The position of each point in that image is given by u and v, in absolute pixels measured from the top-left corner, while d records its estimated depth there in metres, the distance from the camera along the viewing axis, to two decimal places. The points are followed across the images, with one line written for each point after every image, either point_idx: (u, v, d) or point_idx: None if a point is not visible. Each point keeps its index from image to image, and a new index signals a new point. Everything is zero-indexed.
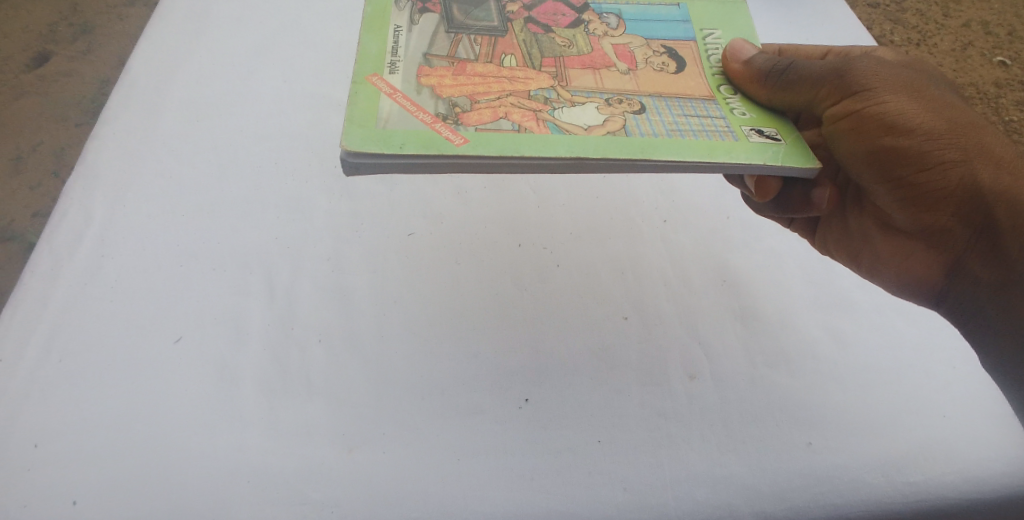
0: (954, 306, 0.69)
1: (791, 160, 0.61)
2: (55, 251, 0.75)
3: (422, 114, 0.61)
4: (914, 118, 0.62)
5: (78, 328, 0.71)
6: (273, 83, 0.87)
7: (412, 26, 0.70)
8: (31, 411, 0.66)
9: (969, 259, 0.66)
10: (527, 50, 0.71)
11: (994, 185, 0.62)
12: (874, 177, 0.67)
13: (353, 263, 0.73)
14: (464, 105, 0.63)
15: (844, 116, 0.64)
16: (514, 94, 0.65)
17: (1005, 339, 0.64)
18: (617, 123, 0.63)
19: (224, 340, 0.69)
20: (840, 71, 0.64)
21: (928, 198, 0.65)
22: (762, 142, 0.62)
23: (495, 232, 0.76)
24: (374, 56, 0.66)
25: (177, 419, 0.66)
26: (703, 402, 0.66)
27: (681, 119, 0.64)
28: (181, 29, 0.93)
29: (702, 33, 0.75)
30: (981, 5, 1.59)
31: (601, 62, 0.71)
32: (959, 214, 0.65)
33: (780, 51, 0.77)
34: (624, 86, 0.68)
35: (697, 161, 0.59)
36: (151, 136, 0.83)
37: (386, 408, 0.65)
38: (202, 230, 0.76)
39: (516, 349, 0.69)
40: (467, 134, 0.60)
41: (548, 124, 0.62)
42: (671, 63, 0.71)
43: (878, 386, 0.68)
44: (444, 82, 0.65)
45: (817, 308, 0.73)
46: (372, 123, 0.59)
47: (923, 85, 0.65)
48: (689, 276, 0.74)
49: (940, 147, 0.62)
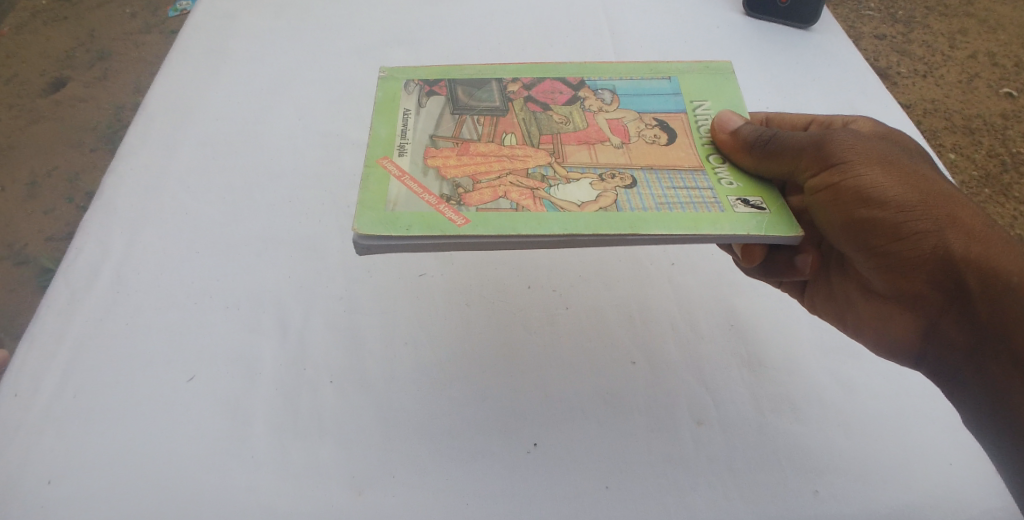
0: (940, 376, 0.66)
1: (777, 231, 0.62)
2: (71, 285, 0.77)
3: (427, 196, 0.63)
4: (890, 190, 0.61)
5: (92, 364, 0.72)
6: (288, 120, 0.89)
7: (420, 109, 0.72)
8: (45, 448, 0.67)
9: (951, 329, 0.64)
10: (526, 127, 0.72)
11: (972, 257, 0.60)
12: (854, 246, 0.65)
13: (365, 306, 0.75)
14: (467, 186, 0.65)
15: (823, 187, 0.64)
16: (513, 173, 0.67)
17: (994, 414, 0.61)
18: (609, 199, 0.64)
19: (236, 379, 0.70)
20: (818, 143, 0.64)
21: (907, 269, 0.63)
22: (747, 212, 0.64)
23: (506, 274, 0.78)
24: (384, 139, 0.69)
25: (188, 458, 0.66)
26: (710, 449, 0.67)
27: (671, 192, 0.65)
28: (199, 65, 0.95)
29: (692, 106, 0.75)
30: (987, 36, 1.61)
31: (596, 137, 0.71)
32: (938, 285, 0.62)
33: (767, 121, 0.77)
34: (617, 160, 0.69)
35: (682, 234, 0.61)
36: (168, 171, 0.85)
37: (395, 451, 0.66)
38: (216, 267, 0.77)
39: (525, 389, 0.70)
40: (469, 214, 0.62)
41: (545, 202, 0.64)
42: (663, 135, 0.72)
43: (886, 433, 0.68)
44: (448, 162, 0.67)
45: (823, 353, 0.73)
46: (381, 206, 0.63)
47: (902, 157, 0.63)
48: (696, 321, 0.75)
49: (916, 219, 0.61)
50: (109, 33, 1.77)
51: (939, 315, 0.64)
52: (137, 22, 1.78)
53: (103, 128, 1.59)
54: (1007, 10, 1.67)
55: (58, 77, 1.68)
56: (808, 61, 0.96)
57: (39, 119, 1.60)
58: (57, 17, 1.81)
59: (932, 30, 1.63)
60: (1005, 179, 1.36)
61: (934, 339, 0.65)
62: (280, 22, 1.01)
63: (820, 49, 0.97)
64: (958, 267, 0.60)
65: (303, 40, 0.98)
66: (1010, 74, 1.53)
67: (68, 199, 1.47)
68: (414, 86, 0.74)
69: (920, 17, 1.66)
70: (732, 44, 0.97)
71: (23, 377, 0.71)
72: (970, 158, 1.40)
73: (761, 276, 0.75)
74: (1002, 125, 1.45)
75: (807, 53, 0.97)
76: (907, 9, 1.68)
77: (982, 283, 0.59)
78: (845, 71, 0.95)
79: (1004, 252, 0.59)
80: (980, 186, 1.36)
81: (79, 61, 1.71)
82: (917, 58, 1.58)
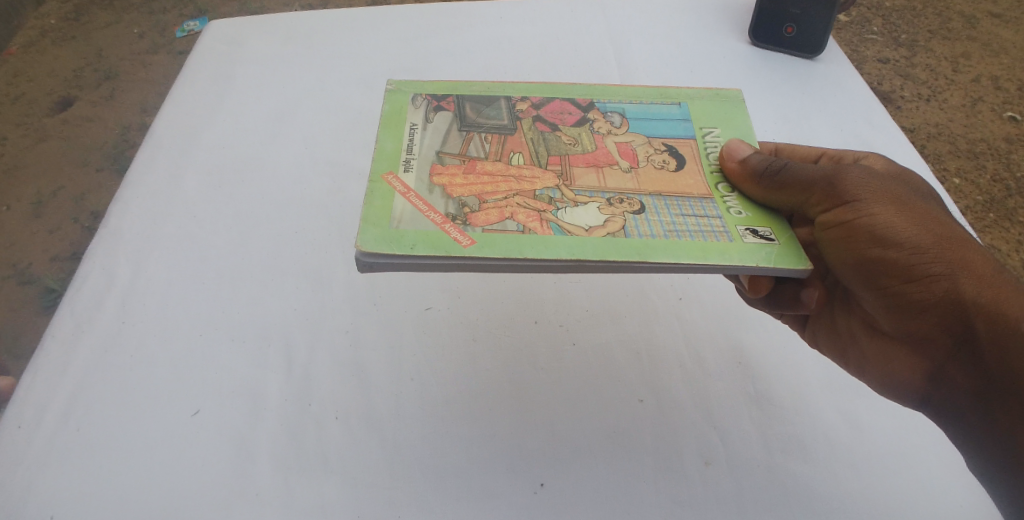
0: (944, 415, 0.68)
1: (786, 262, 0.61)
2: (77, 315, 0.77)
3: (433, 215, 0.64)
4: (902, 231, 0.63)
5: (95, 396, 0.71)
6: (295, 149, 0.89)
7: (426, 124, 0.73)
8: (47, 483, 0.67)
9: (955, 370, 0.66)
10: (533, 148, 0.73)
11: (983, 303, 0.61)
12: (863, 283, 0.67)
13: (372, 340, 0.75)
14: (473, 205, 0.65)
15: (835, 223, 0.65)
16: (520, 194, 0.67)
17: (995, 447, 0.63)
18: (617, 224, 0.64)
19: (241, 413, 0.70)
20: (831, 179, 0.64)
21: (915, 309, 0.65)
22: (756, 243, 0.63)
23: (512, 311, 0.78)
24: (389, 153, 0.69)
25: (192, 494, 0.66)
26: (718, 490, 0.66)
27: (680, 220, 0.65)
28: (206, 93, 0.96)
29: (701, 132, 0.76)
30: (990, 61, 1.61)
31: (605, 160, 0.72)
32: (946, 328, 0.64)
33: (777, 151, 0.79)
34: (625, 185, 0.69)
35: (692, 262, 0.61)
36: (174, 199, 0.85)
37: (400, 490, 0.66)
38: (221, 298, 0.77)
39: (531, 429, 0.70)
40: (474, 234, 0.62)
41: (552, 225, 0.64)
42: (671, 160, 0.72)
43: (895, 474, 0.68)
44: (455, 181, 0.68)
45: (832, 390, 0.73)
46: (385, 223, 0.63)
47: (914, 197, 0.65)
48: (703, 358, 0.75)
49: (928, 261, 0.62)
50: (117, 53, 1.78)
51: (945, 355, 0.66)
52: (145, 42, 1.79)
53: (110, 148, 1.59)
54: (1010, 34, 1.67)
55: (65, 97, 1.69)
56: (815, 91, 0.96)
57: (45, 138, 1.61)
58: (66, 37, 1.82)
59: (935, 54, 1.63)
60: (1010, 204, 1.36)
61: (938, 379, 0.68)
62: (287, 48, 1.01)
63: (826, 80, 0.97)
64: (968, 312, 0.62)
65: (310, 68, 0.98)
66: (1013, 98, 1.54)
67: (74, 219, 1.48)
68: (421, 100, 0.75)
69: (923, 40, 1.67)
70: (738, 74, 0.97)
71: (27, 408, 0.71)
72: (975, 183, 1.40)
73: (763, 306, 0.75)
74: (1005, 149, 1.45)
75: (814, 83, 0.97)
76: (910, 32, 1.69)
77: (990, 329, 0.61)
78: (852, 103, 0.95)
79: (1015, 299, 0.61)
80: (984, 211, 1.36)
81: (87, 81, 1.72)
82: (920, 82, 1.58)
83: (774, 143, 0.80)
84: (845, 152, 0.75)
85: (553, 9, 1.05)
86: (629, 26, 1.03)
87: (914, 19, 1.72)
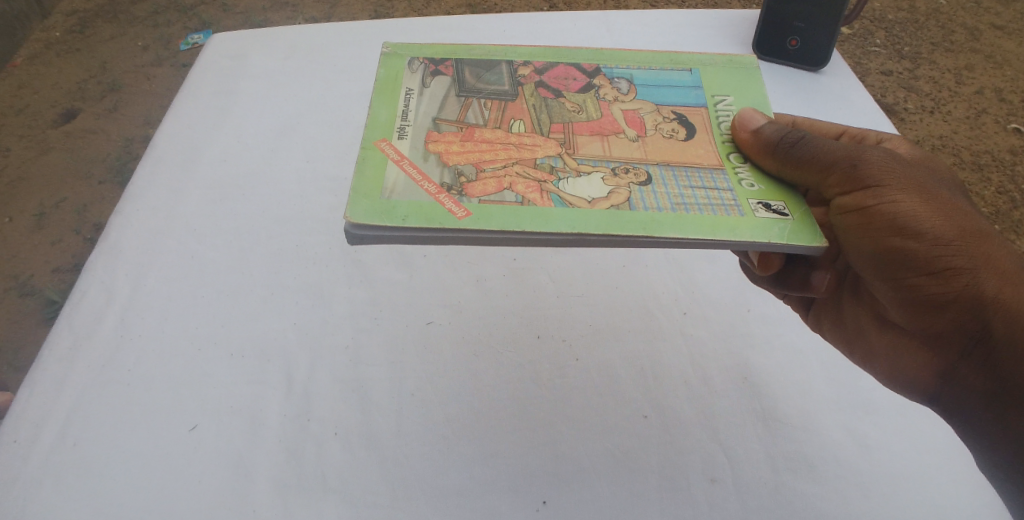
0: (952, 414, 0.66)
1: (798, 238, 0.60)
2: (76, 329, 0.76)
3: (427, 184, 0.63)
4: (925, 220, 0.60)
5: (93, 411, 0.70)
6: (296, 163, 0.89)
7: (423, 89, 0.73)
8: (43, 501, 0.66)
9: (967, 370, 0.64)
10: (536, 114, 0.73)
11: (1002, 301, 0.60)
12: (876, 273, 0.65)
13: (373, 356, 0.74)
14: (470, 175, 0.65)
15: (855, 208, 0.63)
16: (520, 163, 0.67)
17: (1003, 449, 0.62)
18: (621, 196, 0.63)
19: (240, 431, 0.69)
20: (854, 160, 0.62)
21: (931, 303, 0.63)
22: (769, 218, 0.62)
23: (517, 325, 0.77)
24: (384, 121, 0.69)
25: (189, 513, 0.65)
26: (723, 510, 0.65)
27: (688, 192, 0.64)
28: (208, 106, 0.95)
29: (713, 101, 0.74)
30: (992, 73, 1.61)
31: (610, 128, 0.71)
32: (963, 325, 0.62)
33: (795, 123, 0.77)
34: (632, 154, 0.68)
35: (699, 238, 0.60)
36: (174, 213, 0.84)
37: (400, 509, 0.65)
38: (220, 314, 0.76)
39: (534, 446, 0.69)
40: (470, 206, 0.62)
41: (552, 196, 0.63)
42: (681, 130, 0.71)
43: (904, 495, 0.66)
44: (451, 148, 0.67)
45: (839, 409, 0.71)
46: (377, 194, 0.62)
47: (937, 187, 0.62)
48: (709, 376, 0.74)
49: (950, 254, 0.60)
50: (121, 65, 1.78)
51: (958, 354, 0.64)
52: (148, 55, 1.80)
53: (112, 160, 1.59)
54: (1012, 46, 1.67)
55: (69, 109, 1.69)
56: (819, 105, 0.95)
57: (49, 150, 1.61)
58: (70, 50, 1.83)
59: (938, 66, 1.63)
60: (1015, 217, 1.35)
61: (949, 377, 0.66)
62: (289, 61, 1.00)
63: (830, 93, 0.97)
64: (987, 310, 0.60)
65: (312, 81, 0.98)
66: (1017, 110, 1.53)
67: (75, 231, 1.48)
68: (419, 64, 0.75)
69: (926, 52, 1.66)
70: None
71: (23, 423, 0.70)
72: (980, 195, 1.39)
73: (769, 285, 0.76)
74: (1010, 161, 1.44)
75: (818, 97, 0.96)
76: (913, 44, 1.68)
77: (1009, 328, 0.60)
78: (857, 116, 0.94)
79: None
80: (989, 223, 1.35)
81: (91, 93, 1.72)
82: (924, 94, 1.57)
83: (794, 115, 0.78)
84: (867, 133, 0.74)
85: (556, 23, 1.05)
86: (632, 39, 1.03)
87: (917, 30, 1.72)
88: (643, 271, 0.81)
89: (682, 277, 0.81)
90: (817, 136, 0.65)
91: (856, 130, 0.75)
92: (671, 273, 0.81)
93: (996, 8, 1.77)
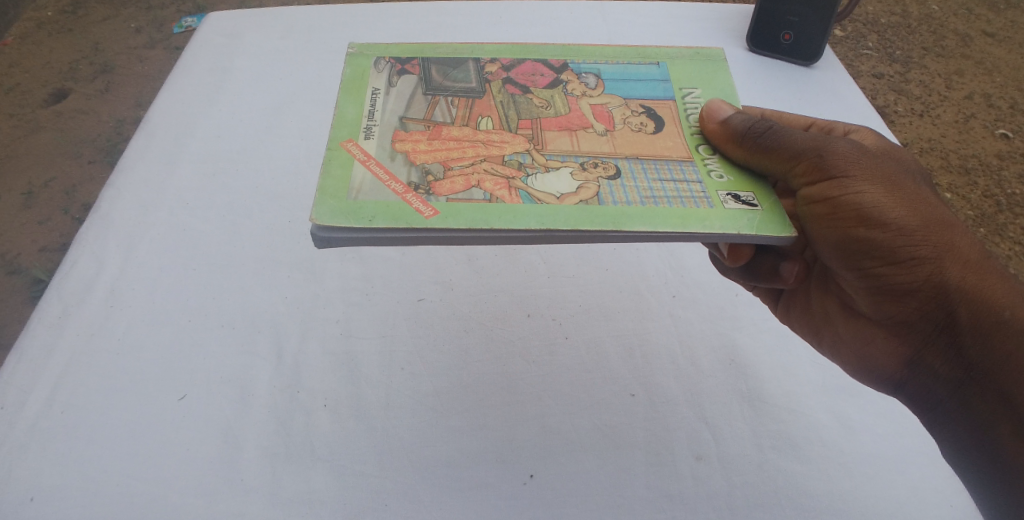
0: (917, 403, 0.68)
1: (766, 229, 0.61)
2: (64, 299, 0.75)
3: (394, 184, 0.63)
4: (888, 210, 0.62)
5: (79, 381, 0.70)
6: (290, 140, 0.88)
7: (390, 88, 0.73)
8: (28, 467, 0.65)
9: (932, 358, 0.66)
10: (504, 111, 0.73)
11: (963, 289, 0.62)
12: (843, 263, 0.66)
13: (364, 331, 0.75)
14: (437, 173, 0.65)
15: (820, 198, 0.64)
16: (488, 160, 0.67)
17: (967, 431, 0.63)
18: (590, 191, 0.64)
19: (229, 401, 0.69)
20: (820, 151, 0.63)
21: (895, 292, 0.65)
22: (738, 209, 0.63)
23: (506, 304, 0.79)
24: (350, 119, 0.70)
25: (178, 479, 0.65)
26: (707, 485, 0.66)
27: (657, 185, 0.65)
28: (202, 82, 0.95)
29: (681, 93, 0.76)
30: (983, 78, 1.63)
31: (579, 123, 0.72)
32: (926, 314, 0.64)
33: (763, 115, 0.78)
34: (600, 148, 0.69)
35: (669, 231, 0.61)
36: (166, 186, 0.84)
37: (388, 479, 0.66)
38: (211, 286, 0.76)
39: (521, 421, 0.70)
40: (438, 204, 0.62)
41: (521, 192, 0.63)
42: (649, 123, 0.72)
43: (884, 476, 0.67)
44: (418, 147, 0.68)
45: (824, 392, 0.72)
46: (344, 194, 0.62)
47: (903, 178, 0.64)
48: (697, 357, 0.75)
49: (913, 244, 0.62)
50: (113, 47, 1.77)
51: (922, 342, 0.66)
52: (141, 37, 1.79)
53: (103, 141, 1.58)
54: (1002, 53, 1.70)
55: (60, 89, 1.67)
56: (811, 98, 0.95)
57: (39, 130, 1.60)
58: (62, 30, 1.81)
59: (929, 71, 1.65)
60: (1000, 220, 1.37)
61: (913, 366, 0.67)
62: (284, 41, 1.00)
63: (822, 85, 0.97)
64: (949, 298, 0.62)
65: (307, 60, 0.97)
66: (1005, 116, 1.55)
67: (65, 210, 1.46)
68: (385, 63, 0.76)
69: (917, 57, 1.68)
70: (737, 78, 0.97)
71: (9, 389, 0.70)
72: (967, 198, 1.40)
73: (738, 277, 0.78)
74: (997, 165, 1.46)
75: (811, 90, 0.97)
76: (905, 48, 1.71)
77: (972, 316, 0.61)
78: (848, 109, 0.95)
79: (993, 286, 0.61)
80: (975, 226, 1.36)
81: (82, 75, 1.71)
82: (914, 97, 1.59)
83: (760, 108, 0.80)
84: (835, 124, 0.75)
85: (554, 11, 1.05)
86: (628, 29, 1.03)
87: (909, 35, 1.74)
88: (633, 253, 0.83)
89: (671, 260, 0.82)
90: (784, 125, 0.66)
91: (825, 121, 0.77)
92: (661, 256, 0.83)
93: (987, 15, 1.79)
